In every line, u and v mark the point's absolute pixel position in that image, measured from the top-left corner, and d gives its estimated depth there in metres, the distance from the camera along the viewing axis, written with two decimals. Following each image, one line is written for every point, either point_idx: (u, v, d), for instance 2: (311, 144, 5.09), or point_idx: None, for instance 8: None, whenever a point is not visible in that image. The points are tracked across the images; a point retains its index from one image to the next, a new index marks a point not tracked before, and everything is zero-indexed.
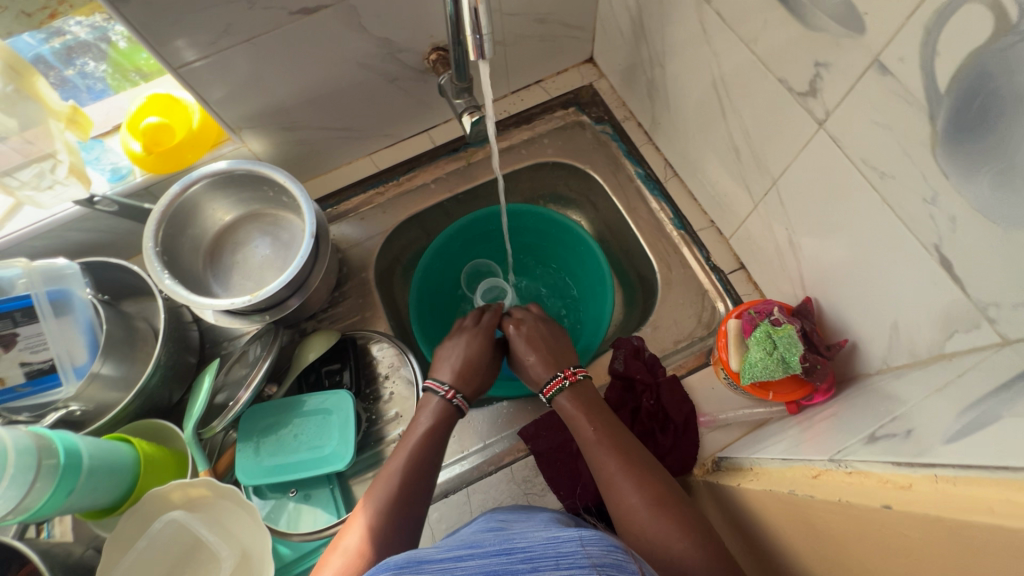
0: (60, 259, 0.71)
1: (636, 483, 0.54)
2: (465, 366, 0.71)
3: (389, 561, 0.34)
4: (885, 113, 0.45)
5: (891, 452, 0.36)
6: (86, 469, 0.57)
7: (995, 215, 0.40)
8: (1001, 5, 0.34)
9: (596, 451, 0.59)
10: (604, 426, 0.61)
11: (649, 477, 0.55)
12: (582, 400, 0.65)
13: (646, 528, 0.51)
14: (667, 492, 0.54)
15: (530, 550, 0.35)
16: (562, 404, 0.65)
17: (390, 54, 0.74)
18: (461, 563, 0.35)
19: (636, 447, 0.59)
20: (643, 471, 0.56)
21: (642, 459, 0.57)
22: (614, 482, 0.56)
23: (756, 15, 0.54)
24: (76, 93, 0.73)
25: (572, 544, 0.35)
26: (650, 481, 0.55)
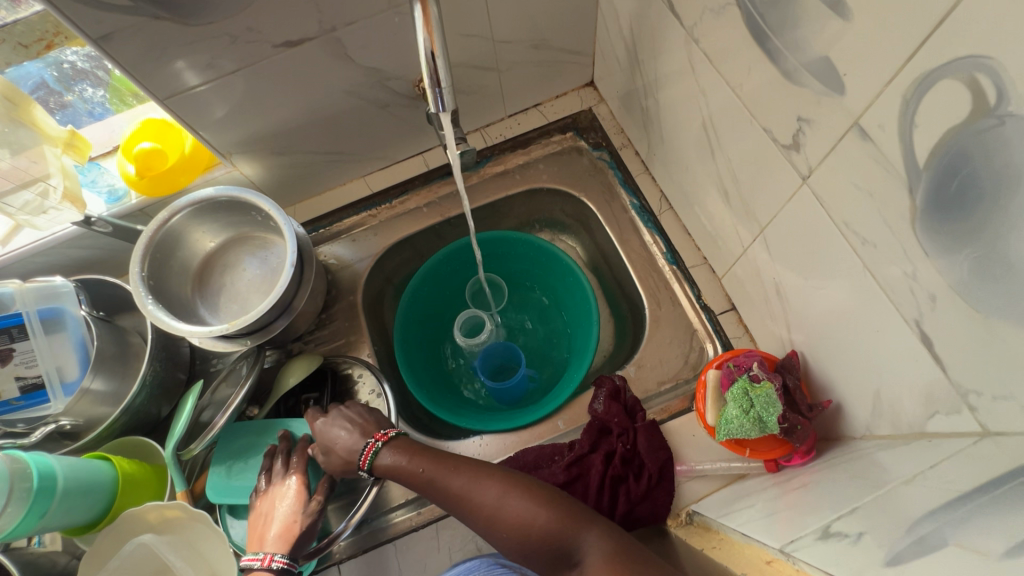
0: (57, 277, 0.73)
1: (484, 482, 0.60)
2: (285, 525, 0.64)
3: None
4: (865, 178, 0.42)
5: (837, 557, 0.34)
6: (60, 491, 0.59)
7: (974, 301, 0.37)
8: (978, 85, 0.31)
9: (434, 475, 0.62)
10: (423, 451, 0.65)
11: (489, 472, 0.61)
12: (401, 442, 0.67)
13: (513, 516, 0.58)
14: (511, 478, 0.61)
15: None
16: (384, 465, 0.65)
17: (379, 82, 0.74)
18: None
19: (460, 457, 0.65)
20: (483, 473, 0.61)
21: (474, 464, 0.63)
22: (465, 492, 0.60)
23: (741, 61, 0.52)
24: (76, 116, 0.75)
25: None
26: (491, 475, 0.61)
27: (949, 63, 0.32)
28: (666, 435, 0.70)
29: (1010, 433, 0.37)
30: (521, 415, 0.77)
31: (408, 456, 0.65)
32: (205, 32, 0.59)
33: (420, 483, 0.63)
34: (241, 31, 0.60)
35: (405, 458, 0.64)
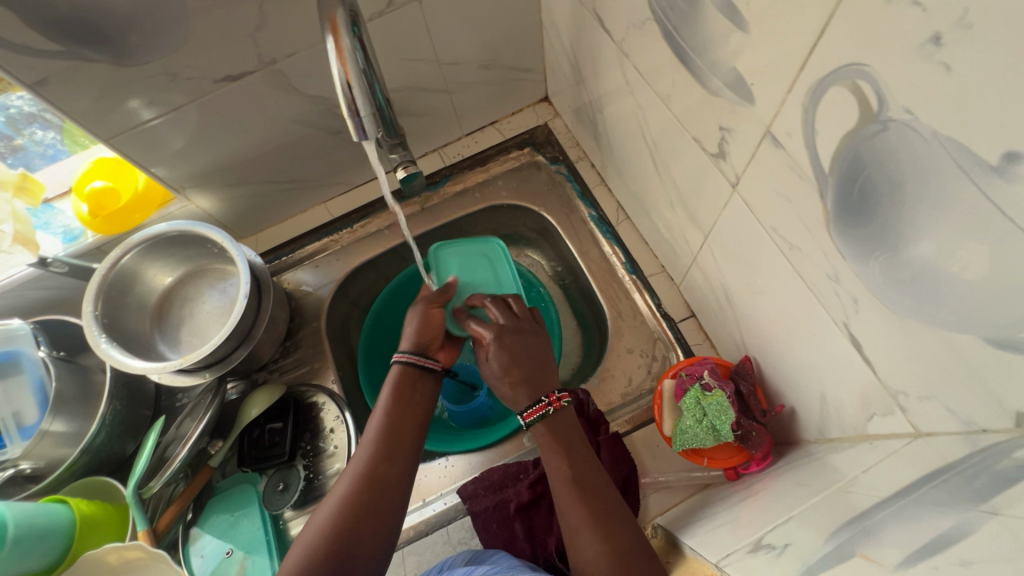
0: (14, 320, 0.74)
1: (601, 535, 0.52)
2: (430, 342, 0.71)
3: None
4: (783, 185, 0.42)
5: (762, 571, 0.33)
6: (11, 538, 0.59)
7: (891, 304, 0.37)
8: (861, 91, 0.31)
9: (565, 492, 0.56)
10: (579, 470, 0.57)
11: (616, 530, 0.53)
12: (560, 434, 0.60)
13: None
14: (631, 550, 0.51)
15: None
16: (538, 435, 0.60)
17: (327, 110, 0.75)
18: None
19: (610, 494, 0.56)
20: (611, 522, 0.53)
21: (609, 508, 0.55)
22: (577, 533, 0.54)
23: (666, 74, 0.52)
24: (30, 159, 0.76)
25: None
26: (613, 533, 0.53)
27: (835, 70, 0.33)
28: (630, 447, 0.70)
29: (940, 434, 0.37)
30: (486, 434, 0.78)
31: (562, 457, 0.58)
32: (142, 71, 0.59)
33: (556, 492, 0.57)
34: (179, 69, 0.61)
35: (552, 462, 0.59)
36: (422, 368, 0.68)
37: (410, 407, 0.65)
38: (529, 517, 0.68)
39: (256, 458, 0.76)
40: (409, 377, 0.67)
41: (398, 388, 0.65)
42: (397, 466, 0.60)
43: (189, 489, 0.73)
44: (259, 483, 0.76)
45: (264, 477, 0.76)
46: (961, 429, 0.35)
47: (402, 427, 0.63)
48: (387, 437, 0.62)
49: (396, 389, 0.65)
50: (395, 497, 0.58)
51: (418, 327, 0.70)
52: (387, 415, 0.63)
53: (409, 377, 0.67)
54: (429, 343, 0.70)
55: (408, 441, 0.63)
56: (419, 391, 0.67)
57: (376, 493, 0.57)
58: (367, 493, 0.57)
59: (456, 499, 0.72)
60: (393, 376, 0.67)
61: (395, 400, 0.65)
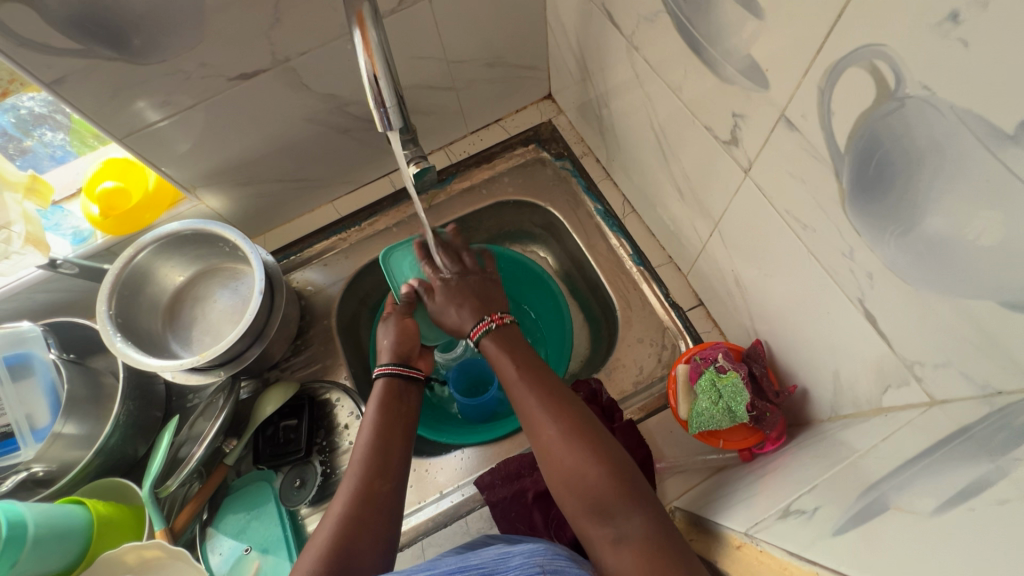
0: (24, 323, 0.74)
1: (557, 417, 0.55)
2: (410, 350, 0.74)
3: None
4: (797, 166, 0.44)
5: (795, 532, 0.34)
6: (32, 539, 0.58)
7: (906, 276, 0.38)
8: (878, 70, 0.33)
9: (519, 388, 0.59)
10: (529, 367, 0.61)
11: (573, 415, 0.55)
12: (505, 341, 0.65)
13: (563, 462, 0.52)
14: (588, 429, 0.54)
15: (482, 565, 0.41)
16: (489, 347, 0.65)
17: (337, 108, 0.76)
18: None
19: (562, 389, 0.59)
20: (566, 409, 0.56)
21: (563, 398, 0.57)
22: (534, 420, 0.56)
23: (677, 64, 0.54)
24: (38, 160, 0.76)
25: (520, 558, 0.42)
26: (570, 418, 0.55)
27: (852, 53, 0.34)
28: (644, 434, 0.71)
29: (955, 400, 0.39)
30: (501, 425, 0.79)
31: (509, 362, 0.62)
32: (159, 69, 0.60)
33: (511, 391, 0.60)
34: (195, 67, 0.61)
35: (503, 366, 0.62)
36: (405, 378, 0.69)
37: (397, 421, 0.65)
38: (547, 505, 0.69)
39: (271, 454, 0.76)
40: (391, 389, 0.67)
41: (383, 400, 0.65)
42: (391, 474, 0.59)
43: (205, 488, 0.73)
44: (276, 480, 0.76)
45: (281, 474, 0.76)
46: (976, 394, 0.37)
47: (389, 430, 0.62)
48: (375, 442, 0.61)
49: (381, 402, 0.65)
50: (390, 502, 0.57)
51: (396, 339, 0.73)
52: (376, 425, 0.63)
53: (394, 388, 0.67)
54: (409, 354, 0.73)
55: (395, 443, 0.62)
56: (406, 404, 0.67)
57: (370, 502, 0.56)
58: (363, 511, 0.55)
59: (473, 490, 0.73)
60: (380, 389, 0.67)
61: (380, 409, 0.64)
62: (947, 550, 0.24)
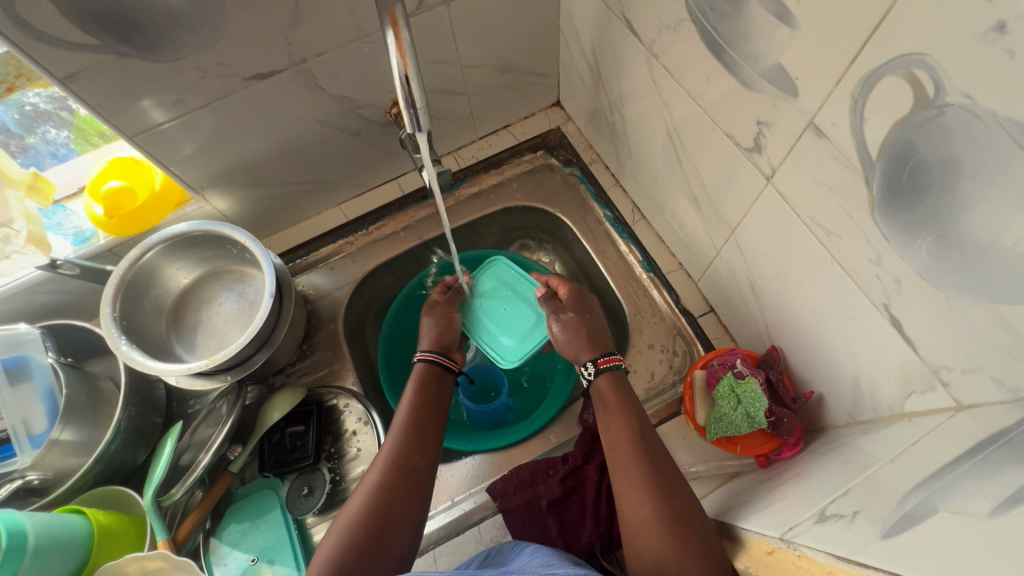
0: (22, 325, 0.72)
1: (658, 491, 0.53)
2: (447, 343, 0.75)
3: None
4: (824, 173, 0.45)
5: (836, 536, 0.34)
6: (32, 549, 0.56)
7: (938, 282, 0.39)
8: (917, 79, 0.34)
9: (624, 454, 0.57)
10: (639, 433, 0.59)
11: (672, 491, 0.53)
12: (624, 395, 0.63)
13: (651, 539, 0.50)
14: (686, 511, 0.51)
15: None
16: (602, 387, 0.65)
17: (350, 110, 0.75)
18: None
19: (666, 461, 0.57)
20: (667, 484, 0.54)
21: (666, 471, 0.55)
22: (630, 490, 0.54)
23: (699, 72, 0.55)
24: (40, 158, 0.74)
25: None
26: (670, 494, 0.53)
27: (889, 61, 0.35)
28: (658, 440, 0.71)
29: (983, 405, 0.39)
30: (512, 432, 0.78)
31: (621, 419, 0.61)
32: (175, 67, 0.59)
33: (614, 455, 0.58)
34: (211, 66, 0.60)
35: (612, 425, 0.60)
36: (441, 367, 0.71)
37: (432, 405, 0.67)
38: (561, 512, 0.68)
39: (277, 461, 0.74)
40: (430, 374, 0.69)
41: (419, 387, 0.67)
42: (429, 437, 0.63)
43: (208, 496, 0.71)
44: (282, 489, 0.74)
45: (287, 482, 0.75)
46: (1006, 398, 0.37)
47: (429, 419, 0.64)
48: (416, 414, 0.64)
49: (420, 384, 0.68)
50: (423, 479, 0.59)
51: (438, 328, 0.75)
52: (412, 410, 0.65)
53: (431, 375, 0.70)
54: (449, 345, 0.75)
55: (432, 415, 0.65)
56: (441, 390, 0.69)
57: (410, 458, 0.60)
58: (397, 484, 0.57)
59: (485, 497, 0.72)
60: (416, 375, 0.69)
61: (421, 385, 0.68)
62: (1011, 550, 0.24)
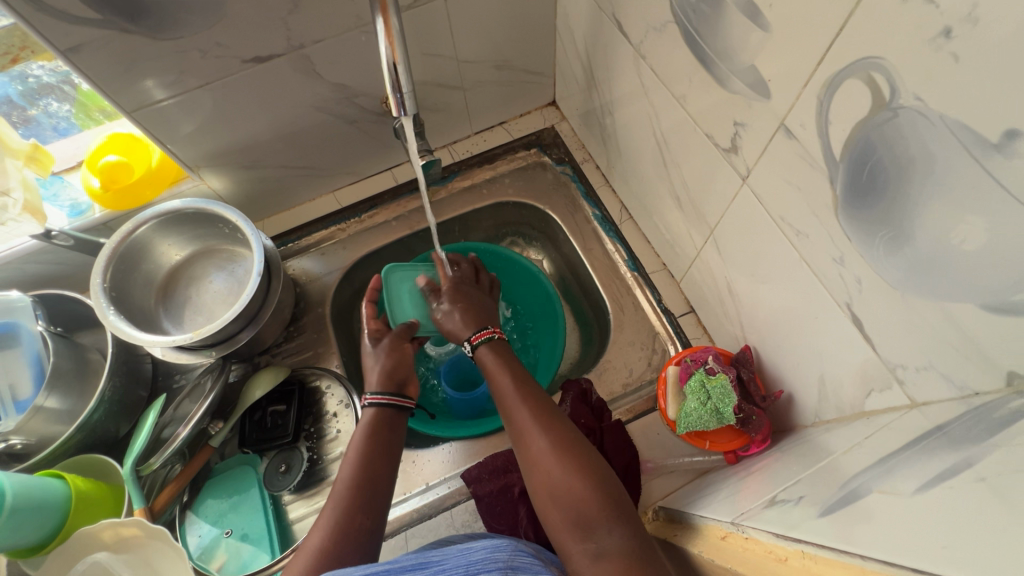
0: (14, 292, 0.73)
1: (547, 429, 0.56)
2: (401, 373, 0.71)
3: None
4: (793, 174, 0.46)
5: (781, 518, 0.36)
6: (9, 508, 0.57)
7: (894, 281, 0.40)
8: (875, 82, 0.35)
9: (512, 402, 0.60)
10: (522, 380, 0.62)
11: (560, 427, 0.56)
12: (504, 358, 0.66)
13: (549, 472, 0.52)
14: (574, 442, 0.54)
15: (442, 562, 0.41)
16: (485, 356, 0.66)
17: (347, 98, 0.77)
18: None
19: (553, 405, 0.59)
20: (569, 442, 0.54)
21: (552, 410, 0.58)
22: (526, 432, 0.56)
23: (682, 74, 0.56)
24: (41, 131, 0.76)
25: (483, 552, 0.42)
26: (559, 429, 0.56)
27: (850, 65, 0.37)
28: (632, 435, 0.72)
29: (935, 401, 0.41)
30: (490, 420, 0.79)
31: (502, 373, 0.63)
32: (175, 45, 0.60)
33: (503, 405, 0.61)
34: (210, 46, 0.62)
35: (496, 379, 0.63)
36: (395, 409, 0.66)
37: (381, 453, 0.61)
38: (533, 500, 0.69)
39: (257, 439, 0.75)
40: (379, 422, 0.64)
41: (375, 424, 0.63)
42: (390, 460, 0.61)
43: (186, 469, 0.72)
44: (260, 466, 0.75)
45: (265, 460, 0.75)
46: (955, 395, 0.39)
47: (377, 471, 0.59)
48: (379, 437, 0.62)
49: (366, 434, 0.62)
50: (367, 541, 0.54)
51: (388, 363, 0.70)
52: (359, 460, 0.60)
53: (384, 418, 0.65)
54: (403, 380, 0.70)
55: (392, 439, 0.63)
56: (391, 436, 0.64)
57: (374, 486, 0.58)
58: (340, 549, 0.52)
59: (459, 483, 0.73)
60: (367, 420, 0.64)
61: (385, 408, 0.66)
62: (933, 527, 0.26)
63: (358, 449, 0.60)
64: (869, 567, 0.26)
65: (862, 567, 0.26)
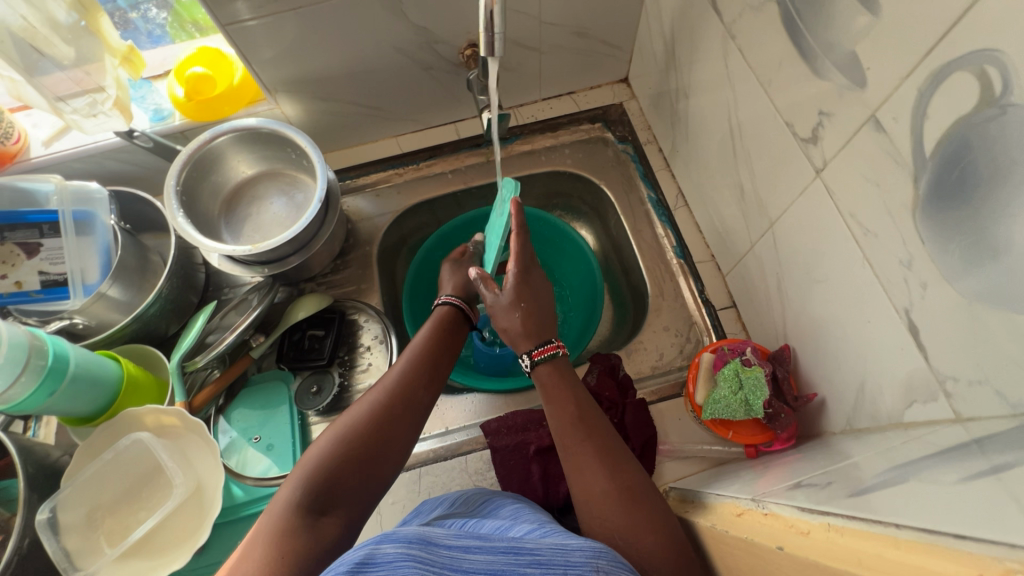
0: (93, 184, 0.76)
1: (608, 468, 0.53)
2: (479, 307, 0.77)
3: (398, 532, 0.35)
4: (875, 169, 0.45)
5: (807, 499, 0.36)
6: (70, 375, 0.62)
7: (962, 287, 0.39)
8: (987, 76, 0.34)
9: (569, 435, 0.56)
10: (586, 412, 0.58)
11: (621, 468, 0.53)
12: (563, 376, 0.62)
13: (604, 514, 0.50)
14: (638, 486, 0.52)
15: (537, 553, 0.37)
16: (542, 374, 0.63)
17: (427, 43, 0.78)
18: (468, 555, 0.35)
19: (617, 440, 0.56)
20: (634, 488, 0.52)
21: (615, 449, 0.55)
22: (583, 465, 0.54)
23: (773, 58, 0.55)
24: (137, 36, 0.81)
25: (582, 554, 0.37)
26: (623, 469, 0.53)
27: (962, 57, 0.35)
28: (653, 415, 0.72)
29: (982, 417, 0.40)
30: (515, 380, 0.82)
31: (563, 398, 0.60)
32: None
33: (556, 428, 0.58)
34: None
35: (555, 400, 0.60)
36: (463, 315, 0.71)
37: (445, 347, 0.66)
38: (546, 461, 0.70)
39: (294, 357, 0.79)
40: (449, 317, 0.69)
41: (440, 322, 0.68)
42: (427, 390, 0.60)
43: (225, 374, 0.76)
44: (293, 384, 0.79)
45: (298, 378, 0.79)
46: (1007, 412, 0.38)
47: (438, 355, 0.64)
48: (421, 367, 0.62)
49: (437, 321, 0.68)
50: (422, 413, 0.58)
51: (459, 278, 0.76)
52: (426, 345, 0.64)
53: (450, 317, 0.70)
54: (470, 297, 0.76)
55: (437, 375, 0.63)
56: (456, 334, 0.69)
57: (405, 410, 0.57)
58: (396, 408, 0.57)
59: (477, 432, 0.75)
60: (436, 316, 0.69)
61: (433, 339, 0.66)
62: (975, 513, 0.26)
63: (429, 331, 0.66)
64: (900, 534, 0.26)
65: (892, 534, 0.26)
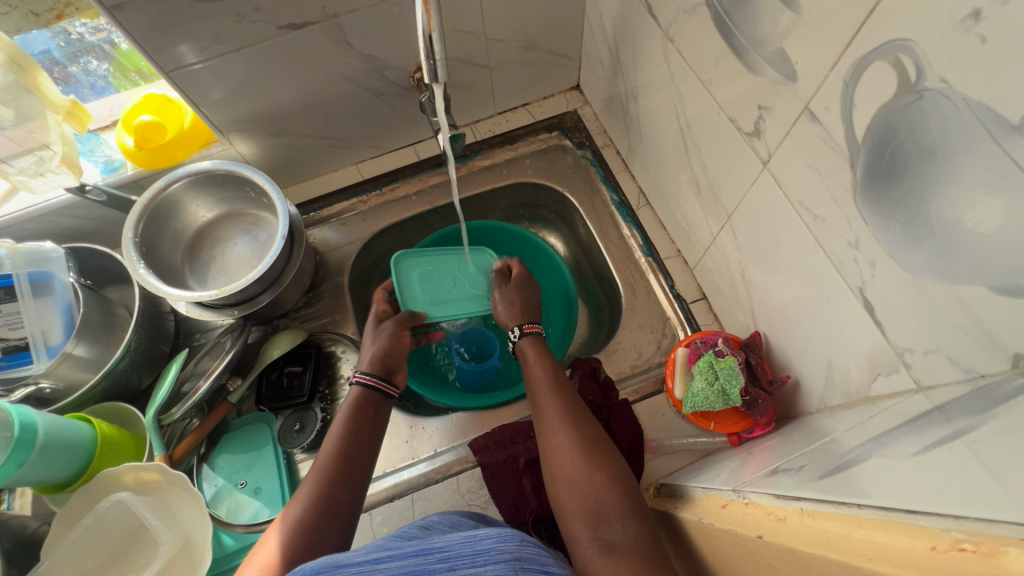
0: (48, 243, 0.74)
1: (572, 426, 0.57)
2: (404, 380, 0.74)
3: (306, 566, 0.34)
4: (815, 158, 0.47)
5: (781, 485, 0.37)
6: (40, 443, 0.60)
7: (903, 261, 0.41)
8: (902, 64, 0.36)
9: (545, 391, 0.63)
10: (557, 378, 0.64)
11: (584, 421, 0.58)
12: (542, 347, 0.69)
13: (565, 460, 0.54)
14: (596, 436, 0.56)
15: (447, 549, 0.36)
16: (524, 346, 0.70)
17: (376, 70, 0.78)
18: (379, 565, 0.34)
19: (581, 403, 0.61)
20: (593, 440, 0.55)
21: (580, 406, 0.60)
22: (550, 422, 0.58)
23: (710, 58, 0.57)
24: (79, 89, 0.80)
25: (489, 541, 0.36)
26: (584, 423, 0.57)
27: (878, 47, 0.37)
28: (637, 414, 0.73)
29: (941, 385, 0.41)
30: (497, 396, 0.82)
31: (541, 364, 0.66)
32: (214, 8, 0.61)
33: (533, 391, 0.64)
34: (248, 11, 0.63)
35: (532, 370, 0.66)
36: (382, 394, 0.68)
37: (365, 433, 0.63)
38: (537, 472, 0.71)
39: (274, 397, 0.78)
40: (365, 405, 0.66)
41: (356, 410, 0.65)
42: (352, 489, 0.58)
43: (204, 423, 0.74)
44: (275, 424, 0.78)
45: (280, 418, 0.78)
46: (962, 377, 0.39)
47: (358, 449, 0.61)
48: (341, 464, 0.59)
49: (349, 412, 0.64)
50: (349, 518, 0.56)
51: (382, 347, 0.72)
52: (344, 437, 0.61)
53: (367, 402, 0.66)
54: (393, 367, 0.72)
55: (360, 467, 0.60)
56: (377, 419, 0.66)
57: (329, 517, 0.54)
58: (320, 519, 0.54)
59: (466, 451, 0.75)
60: (350, 402, 0.66)
61: (352, 426, 0.63)
62: (932, 485, 0.27)
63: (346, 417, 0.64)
64: (864, 514, 0.27)
65: (859, 516, 0.27)
